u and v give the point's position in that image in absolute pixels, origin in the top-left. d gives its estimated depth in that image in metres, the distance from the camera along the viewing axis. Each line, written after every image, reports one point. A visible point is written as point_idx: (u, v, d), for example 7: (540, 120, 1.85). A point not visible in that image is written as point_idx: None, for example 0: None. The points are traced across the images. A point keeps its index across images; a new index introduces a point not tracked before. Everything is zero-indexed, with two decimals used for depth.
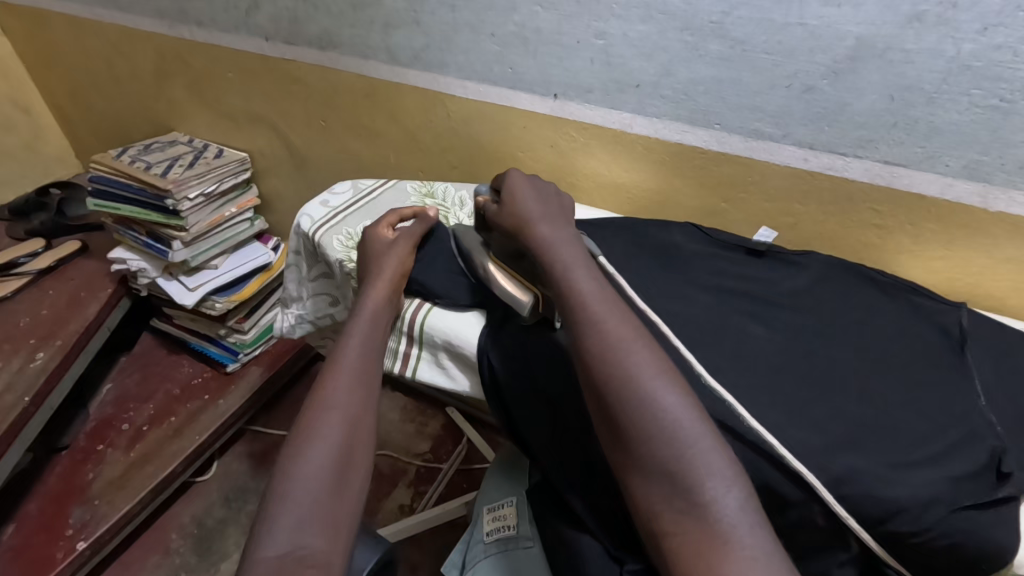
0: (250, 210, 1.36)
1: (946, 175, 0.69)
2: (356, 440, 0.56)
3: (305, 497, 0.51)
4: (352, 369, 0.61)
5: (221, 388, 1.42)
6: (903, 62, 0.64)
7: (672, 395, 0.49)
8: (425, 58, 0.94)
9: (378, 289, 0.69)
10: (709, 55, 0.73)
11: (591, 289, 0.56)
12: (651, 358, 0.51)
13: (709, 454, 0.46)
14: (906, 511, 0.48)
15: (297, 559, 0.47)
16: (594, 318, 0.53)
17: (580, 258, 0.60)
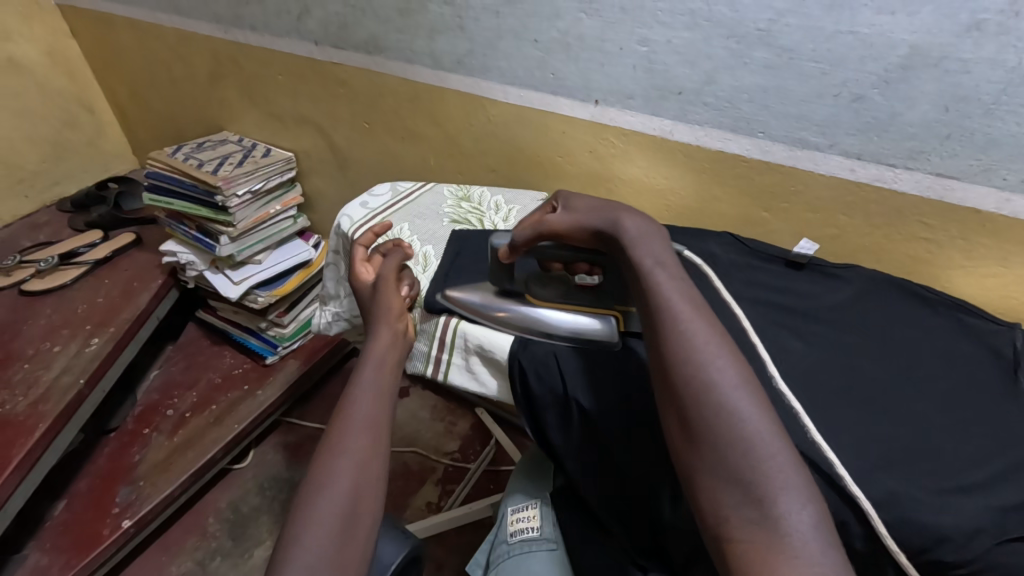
0: (293, 208, 1.41)
1: (1002, 189, 0.66)
2: (369, 488, 0.56)
3: (315, 543, 0.51)
4: (364, 413, 0.61)
5: (259, 378, 1.46)
6: (960, 72, 0.62)
7: (750, 402, 0.47)
8: (468, 63, 0.96)
9: (387, 323, 0.69)
10: (754, 62, 0.72)
11: (674, 289, 0.54)
12: (732, 363, 0.49)
13: (785, 468, 0.44)
14: (951, 538, 0.47)
15: None
16: (675, 319, 0.52)
17: (663, 255, 0.57)
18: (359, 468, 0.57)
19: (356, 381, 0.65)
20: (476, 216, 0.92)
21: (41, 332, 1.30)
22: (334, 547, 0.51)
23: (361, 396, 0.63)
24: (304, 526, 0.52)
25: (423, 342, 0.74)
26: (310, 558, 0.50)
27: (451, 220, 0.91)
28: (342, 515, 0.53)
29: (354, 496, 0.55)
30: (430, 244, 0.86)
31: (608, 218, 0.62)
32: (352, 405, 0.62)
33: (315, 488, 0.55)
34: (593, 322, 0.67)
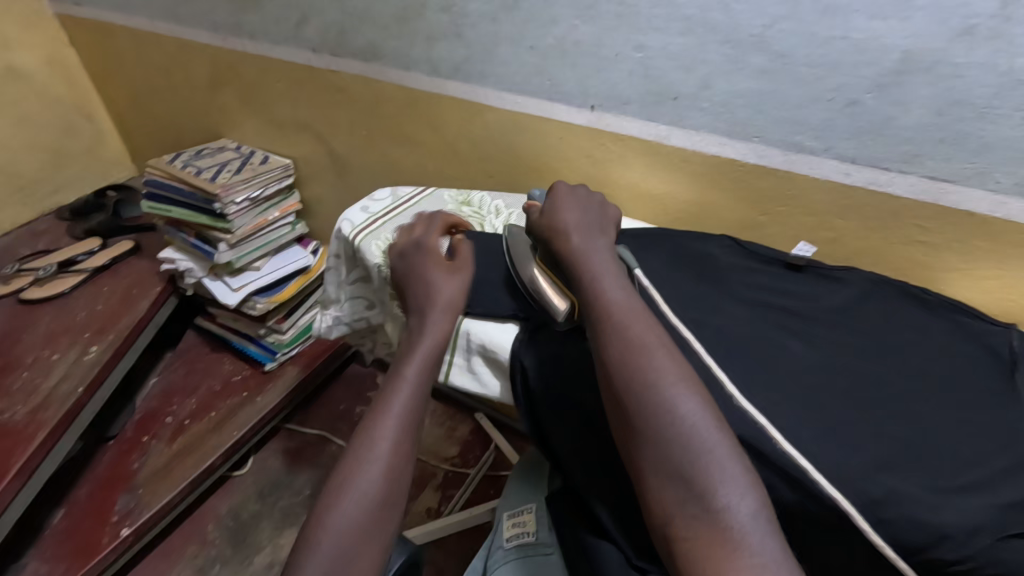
0: (292, 214, 1.42)
1: (997, 192, 0.66)
2: (387, 497, 0.56)
3: (337, 549, 0.52)
4: (392, 416, 0.60)
5: (259, 385, 1.46)
6: (953, 76, 0.62)
7: (690, 398, 0.50)
8: (465, 69, 0.97)
9: (437, 316, 0.68)
10: (749, 67, 0.73)
11: (618, 298, 0.59)
12: (671, 363, 0.52)
13: (725, 462, 0.46)
14: (950, 538, 0.47)
15: None
16: (616, 325, 0.56)
17: (607, 266, 0.63)
18: (379, 476, 0.57)
19: (390, 379, 0.64)
20: (476, 220, 0.92)
21: (40, 340, 1.30)
22: (345, 555, 0.52)
23: (393, 398, 0.62)
24: (320, 529, 0.54)
25: None
26: (322, 564, 0.51)
27: None
28: (358, 521, 0.54)
29: (370, 504, 0.55)
30: None
31: (565, 226, 0.68)
32: (382, 406, 0.61)
33: (335, 492, 0.56)
34: (551, 299, 0.67)
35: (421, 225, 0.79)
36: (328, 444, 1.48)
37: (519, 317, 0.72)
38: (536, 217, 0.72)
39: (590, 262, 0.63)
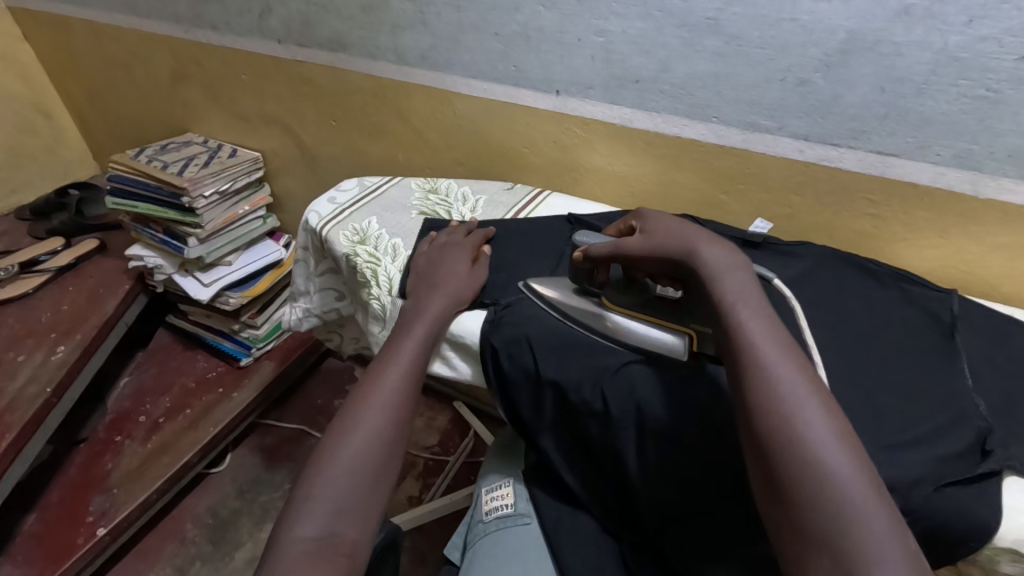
0: (262, 208, 1.40)
1: (937, 164, 0.70)
2: (380, 462, 0.57)
3: (341, 486, 0.54)
4: (388, 387, 0.62)
5: (234, 381, 1.45)
6: (893, 55, 0.66)
7: (851, 460, 0.42)
8: (432, 58, 0.98)
9: (439, 296, 0.72)
10: (705, 50, 0.75)
11: (762, 331, 0.49)
12: (827, 415, 0.45)
13: (882, 535, 0.39)
14: (894, 489, 0.50)
15: (330, 543, 0.51)
16: (764, 368, 0.47)
17: (746, 288, 0.53)
18: (374, 440, 0.58)
19: (388, 353, 0.66)
20: (444, 208, 0.93)
21: (5, 342, 1.27)
22: (337, 512, 0.53)
23: (391, 371, 0.63)
24: (312, 486, 0.54)
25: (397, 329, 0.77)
26: (314, 519, 0.52)
27: (420, 212, 0.92)
28: (354, 480, 0.55)
29: (364, 466, 0.56)
30: (399, 236, 0.87)
31: (685, 242, 0.58)
32: (378, 377, 0.63)
33: (328, 453, 0.57)
34: (666, 338, 0.64)
35: (454, 228, 0.85)
36: (307, 438, 1.48)
37: (487, 304, 0.74)
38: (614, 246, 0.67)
39: (724, 287, 0.53)
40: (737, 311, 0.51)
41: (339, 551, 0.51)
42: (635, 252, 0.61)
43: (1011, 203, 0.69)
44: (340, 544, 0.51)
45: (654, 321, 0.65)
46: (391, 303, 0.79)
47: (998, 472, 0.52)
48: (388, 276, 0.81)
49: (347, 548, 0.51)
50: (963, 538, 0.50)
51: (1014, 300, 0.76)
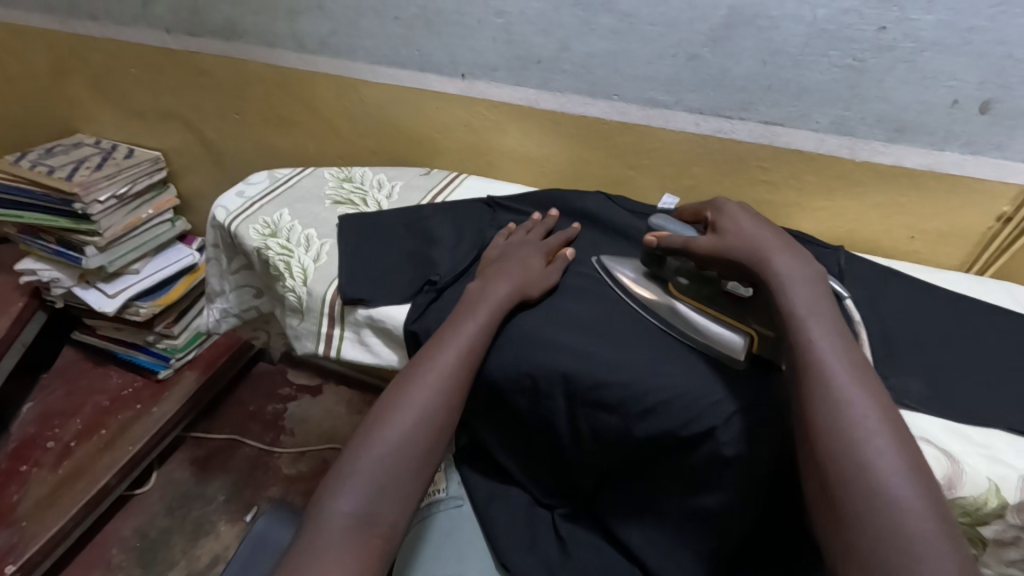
0: (169, 210, 1.33)
1: (818, 131, 0.75)
2: (423, 448, 0.56)
3: (376, 469, 0.54)
4: (441, 371, 0.60)
5: (153, 396, 1.37)
6: (770, 28, 0.70)
7: (909, 478, 0.43)
8: (333, 44, 0.95)
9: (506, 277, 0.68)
10: (600, 28, 0.77)
11: (831, 349, 0.50)
12: (886, 431, 0.45)
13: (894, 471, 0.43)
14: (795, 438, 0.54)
15: (368, 523, 0.51)
16: (829, 381, 0.48)
17: (818, 304, 0.53)
18: (417, 425, 0.57)
19: (443, 335, 0.63)
20: (359, 196, 0.91)
21: None
22: (376, 492, 0.53)
23: (446, 354, 0.61)
24: (354, 464, 0.54)
25: (313, 321, 0.76)
26: (353, 497, 0.52)
27: (333, 201, 0.90)
28: (389, 467, 0.54)
29: (410, 448, 0.55)
30: (312, 226, 0.84)
31: (757, 252, 0.57)
32: (432, 358, 0.61)
33: (376, 431, 0.56)
34: (726, 338, 0.60)
35: (533, 222, 0.79)
36: (240, 447, 1.41)
37: (428, 283, 0.73)
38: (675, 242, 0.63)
39: (796, 302, 0.53)
40: (809, 328, 0.51)
41: (377, 532, 0.51)
42: (706, 251, 0.60)
43: (883, 164, 0.75)
44: (378, 525, 0.51)
45: (720, 316, 0.62)
46: (305, 294, 0.76)
47: None
48: (302, 266, 0.78)
49: (384, 530, 0.52)
50: None
51: (893, 254, 0.83)
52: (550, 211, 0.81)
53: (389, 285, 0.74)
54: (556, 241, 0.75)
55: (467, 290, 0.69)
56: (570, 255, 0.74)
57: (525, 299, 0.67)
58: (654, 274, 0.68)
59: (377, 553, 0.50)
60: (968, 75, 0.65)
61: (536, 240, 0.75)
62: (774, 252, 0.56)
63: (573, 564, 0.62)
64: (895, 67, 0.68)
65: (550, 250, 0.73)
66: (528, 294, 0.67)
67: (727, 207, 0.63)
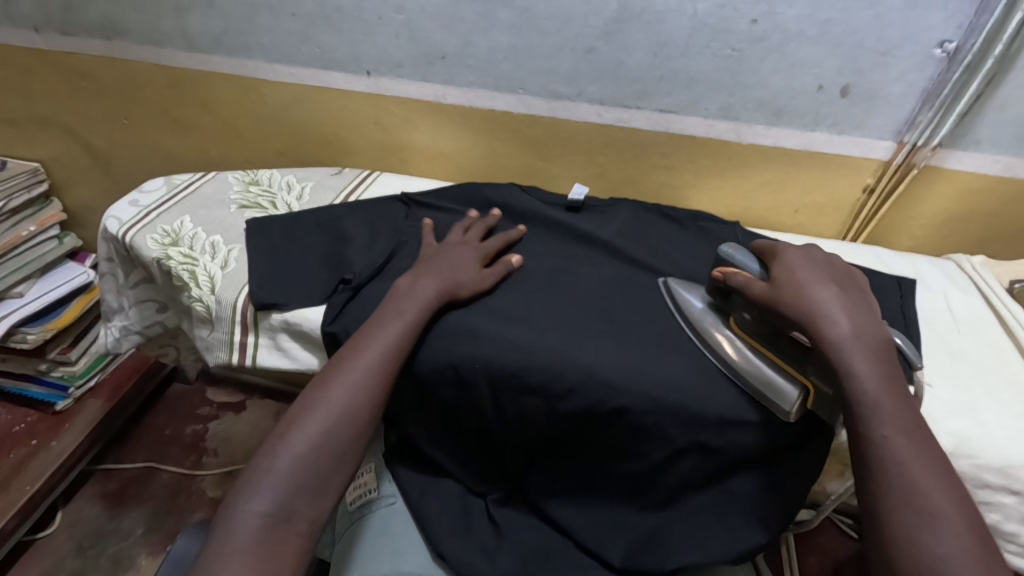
0: (54, 226, 1.23)
1: (707, 117, 0.81)
2: (346, 447, 0.56)
3: (293, 466, 0.53)
4: (363, 364, 0.59)
5: (52, 429, 1.26)
6: (657, 22, 0.74)
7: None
8: (226, 42, 0.91)
9: (434, 274, 0.68)
10: (501, 23, 0.79)
11: (905, 446, 0.48)
12: (961, 533, 0.44)
13: None
14: (704, 407, 0.58)
15: (285, 520, 0.51)
16: (901, 478, 0.47)
17: (886, 386, 0.51)
18: (337, 423, 0.56)
19: (371, 329, 0.62)
20: (268, 199, 0.88)
21: None
22: (294, 490, 0.52)
23: (371, 349, 0.60)
24: (272, 462, 0.53)
25: (223, 329, 0.73)
26: (269, 495, 0.51)
27: (239, 206, 0.86)
28: (309, 465, 0.54)
29: (332, 444, 0.55)
30: (218, 233, 0.80)
31: (811, 315, 0.56)
32: (357, 353, 0.60)
33: (295, 427, 0.55)
34: (781, 389, 0.57)
35: (473, 220, 0.80)
36: (157, 474, 1.32)
37: (343, 282, 0.71)
38: (744, 285, 0.61)
39: (864, 381, 0.51)
40: (880, 421, 0.49)
41: (295, 529, 0.51)
42: (764, 296, 0.59)
43: (767, 146, 0.82)
44: (294, 523, 0.51)
45: (777, 362, 0.59)
46: (214, 303, 0.73)
47: None
48: (209, 274, 0.75)
49: (301, 529, 0.52)
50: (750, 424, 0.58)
51: (781, 227, 0.91)
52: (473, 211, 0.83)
53: (305, 288, 0.72)
54: (496, 244, 0.75)
55: (395, 287, 0.68)
56: (516, 263, 0.73)
57: (454, 299, 0.67)
58: (721, 308, 0.65)
59: (295, 550, 0.50)
60: (828, 62, 0.73)
61: (475, 241, 0.75)
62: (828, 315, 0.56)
63: (508, 543, 0.64)
64: (768, 56, 0.74)
65: (489, 253, 0.74)
66: (459, 292, 0.68)
67: (788, 254, 0.63)
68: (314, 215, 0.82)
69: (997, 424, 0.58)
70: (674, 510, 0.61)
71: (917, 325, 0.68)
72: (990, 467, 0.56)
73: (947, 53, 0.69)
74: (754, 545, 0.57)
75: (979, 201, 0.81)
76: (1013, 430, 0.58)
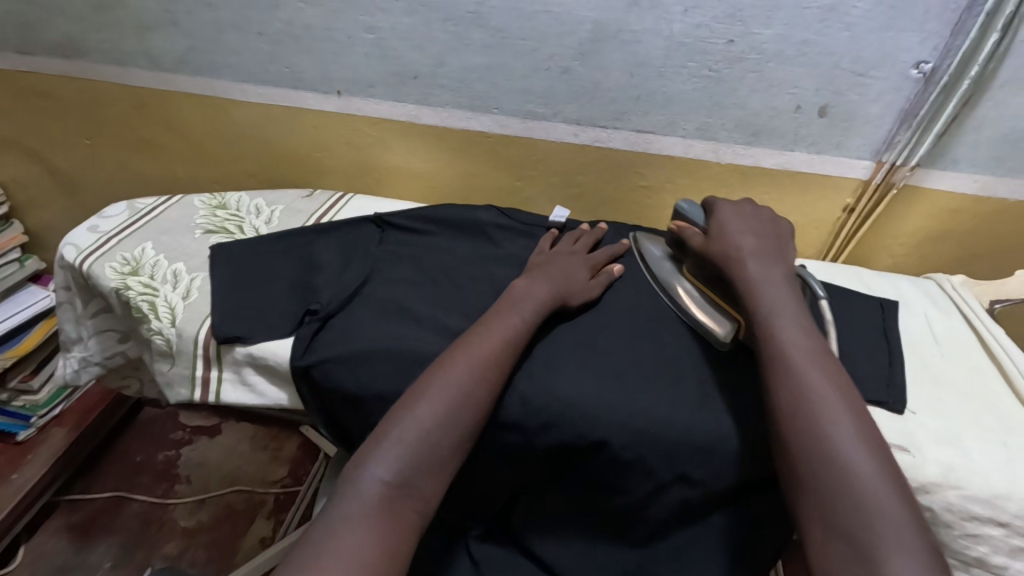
0: (14, 249, 1.19)
1: (685, 137, 0.80)
2: (467, 426, 0.52)
3: (418, 436, 0.50)
4: (487, 349, 0.57)
5: (13, 461, 1.20)
6: (633, 42, 0.73)
7: (880, 474, 0.44)
8: (191, 62, 0.88)
9: (547, 278, 0.66)
10: (474, 43, 0.77)
11: (798, 342, 0.53)
12: (853, 424, 0.47)
13: (870, 475, 0.44)
14: (690, 439, 0.56)
15: (402, 493, 0.48)
16: (799, 383, 0.50)
17: (783, 299, 0.57)
18: (463, 399, 0.53)
19: (495, 317, 0.60)
20: (235, 223, 0.85)
21: None
22: (415, 461, 0.49)
23: (494, 334, 0.58)
24: (397, 430, 0.51)
25: (184, 364, 0.70)
26: (390, 462, 0.49)
27: (205, 231, 0.83)
28: (430, 443, 0.50)
29: (455, 424, 0.52)
30: (181, 260, 0.77)
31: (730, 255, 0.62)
32: (482, 336, 0.58)
33: (418, 398, 0.53)
34: (717, 321, 0.63)
35: (584, 232, 0.78)
36: (127, 504, 1.25)
37: (310, 313, 0.68)
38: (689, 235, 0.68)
39: (763, 297, 0.57)
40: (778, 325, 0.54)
41: (408, 503, 0.48)
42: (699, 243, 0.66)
43: (746, 166, 0.81)
44: (413, 497, 0.48)
45: (717, 302, 0.65)
46: (174, 335, 0.69)
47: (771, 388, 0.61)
48: (169, 305, 0.71)
49: (418, 505, 0.48)
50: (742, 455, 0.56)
51: None
52: (446, 234, 0.79)
53: (271, 318, 0.69)
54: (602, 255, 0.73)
55: (511, 288, 0.66)
56: (618, 272, 0.71)
57: (565, 304, 0.66)
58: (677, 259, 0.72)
59: (409, 527, 0.47)
60: (806, 83, 0.72)
61: (584, 251, 0.74)
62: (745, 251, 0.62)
63: None
64: (745, 76, 0.73)
65: (595, 263, 0.72)
66: (568, 301, 0.66)
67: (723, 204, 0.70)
68: (281, 241, 0.78)
69: (982, 453, 0.57)
70: (659, 545, 0.59)
71: (901, 348, 0.67)
72: (978, 498, 0.54)
73: (923, 74, 0.68)
74: None
75: (957, 219, 0.81)
76: (999, 458, 0.56)
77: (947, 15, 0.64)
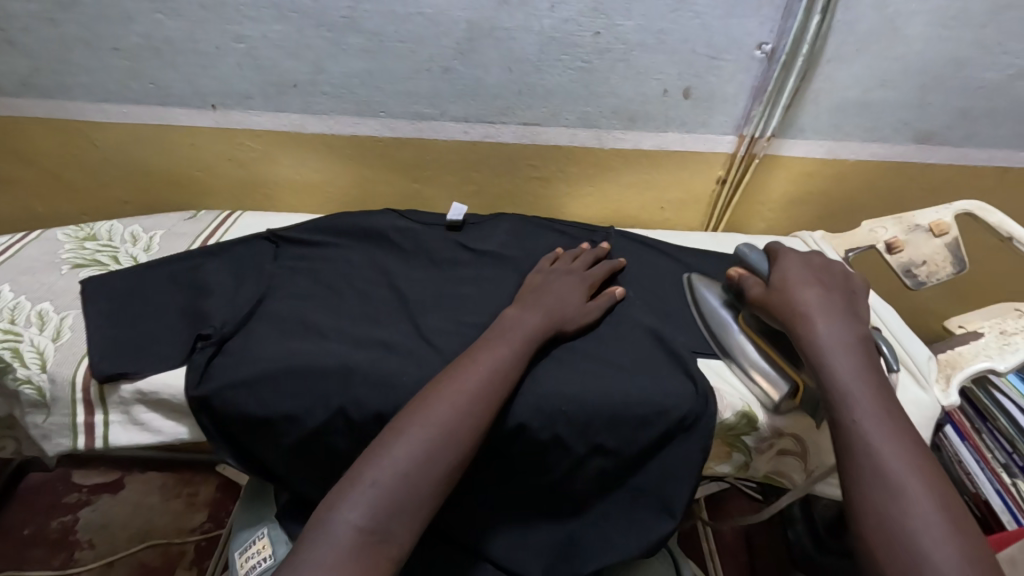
0: None
1: (568, 126, 0.84)
2: (448, 466, 0.49)
3: (393, 478, 0.46)
4: (473, 383, 0.53)
5: None
6: (508, 38, 0.75)
7: (926, 501, 0.45)
8: (38, 83, 0.80)
9: (540, 306, 0.64)
10: (352, 47, 0.76)
11: (847, 357, 0.55)
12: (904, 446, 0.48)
13: (915, 492, 0.46)
14: (597, 414, 0.59)
15: (376, 542, 0.44)
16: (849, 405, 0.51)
17: (833, 318, 0.58)
18: (446, 441, 0.49)
19: (488, 343, 0.58)
20: (108, 254, 0.79)
21: None
22: (393, 508, 0.45)
23: (478, 363, 0.55)
24: (371, 471, 0.47)
25: (63, 412, 0.64)
26: (365, 505, 0.45)
27: (72, 265, 0.76)
28: (410, 484, 0.46)
29: (438, 465, 0.48)
30: (47, 299, 0.70)
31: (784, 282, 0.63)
32: (466, 369, 0.54)
33: (396, 438, 0.49)
34: (771, 381, 0.62)
35: (580, 249, 0.76)
36: None
37: (202, 338, 0.64)
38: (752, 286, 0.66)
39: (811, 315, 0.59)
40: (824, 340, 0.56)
41: (382, 552, 0.44)
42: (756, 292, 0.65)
43: (628, 150, 0.87)
44: (390, 544, 0.44)
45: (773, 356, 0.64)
46: (47, 382, 0.63)
47: (671, 356, 0.65)
48: (36, 349, 0.65)
49: (392, 553, 0.44)
50: (644, 419, 0.59)
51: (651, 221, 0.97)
52: (344, 240, 0.78)
53: (158, 350, 0.64)
54: (603, 272, 0.72)
55: (500, 315, 0.63)
56: (620, 293, 0.70)
57: (560, 333, 0.64)
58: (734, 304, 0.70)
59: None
60: (669, 69, 0.78)
61: (583, 270, 0.71)
62: (798, 283, 0.62)
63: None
64: (616, 65, 0.78)
65: (593, 283, 0.70)
66: (563, 328, 0.64)
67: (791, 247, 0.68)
68: (164, 267, 0.73)
69: None
70: (589, 513, 0.61)
71: None
72: None
73: (765, 54, 0.76)
74: (662, 535, 0.59)
75: (813, 182, 0.91)
76: None
77: (778, 2, 0.71)
